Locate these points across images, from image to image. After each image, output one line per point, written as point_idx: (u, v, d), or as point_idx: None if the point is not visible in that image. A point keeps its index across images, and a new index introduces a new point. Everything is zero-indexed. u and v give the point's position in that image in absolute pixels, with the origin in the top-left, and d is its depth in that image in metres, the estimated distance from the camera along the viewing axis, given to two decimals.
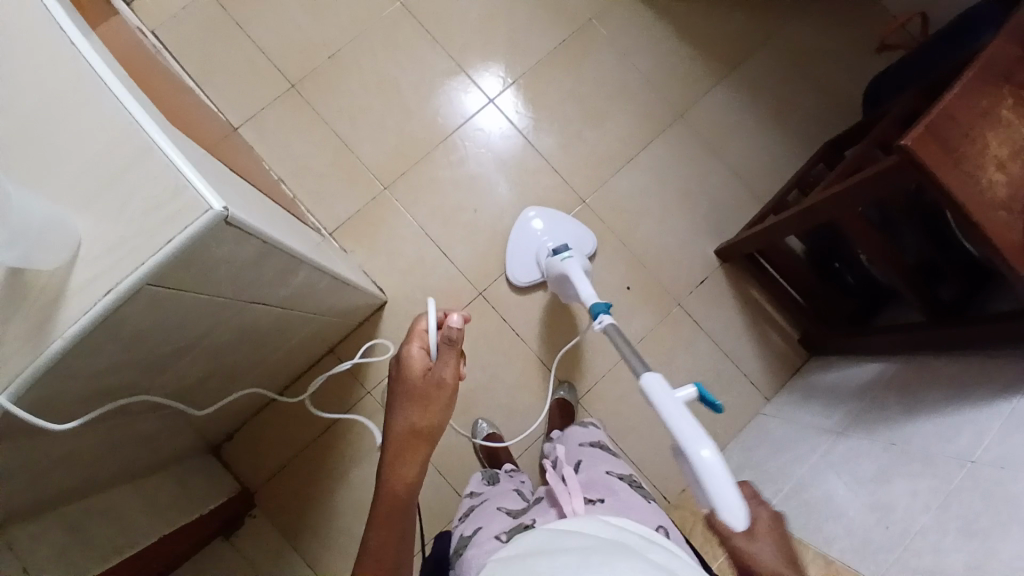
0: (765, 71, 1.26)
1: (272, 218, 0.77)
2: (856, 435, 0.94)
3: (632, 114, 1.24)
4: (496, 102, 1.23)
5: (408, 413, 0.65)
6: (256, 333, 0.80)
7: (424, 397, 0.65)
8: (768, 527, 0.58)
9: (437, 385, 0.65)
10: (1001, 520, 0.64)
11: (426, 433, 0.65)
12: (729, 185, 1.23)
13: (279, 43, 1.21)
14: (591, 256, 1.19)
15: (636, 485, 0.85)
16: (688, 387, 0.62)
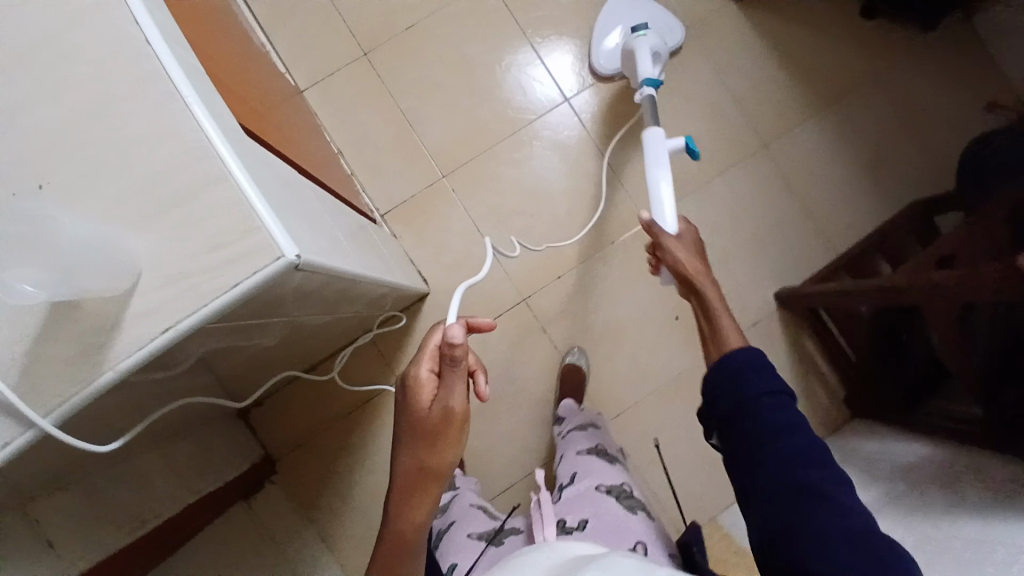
0: (866, 109, 1.17)
1: (333, 223, 0.74)
2: (889, 519, 0.91)
3: (713, 133, 1.16)
4: (571, 101, 1.17)
5: (421, 449, 0.64)
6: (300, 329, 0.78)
7: (432, 430, 0.64)
8: (691, 241, 0.77)
9: (448, 416, 0.64)
10: None
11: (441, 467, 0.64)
12: (803, 228, 1.16)
13: (357, 4, 1.16)
14: (674, 50, 1.17)
15: (624, 496, 0.83)
16: (680, 140, 0.85)
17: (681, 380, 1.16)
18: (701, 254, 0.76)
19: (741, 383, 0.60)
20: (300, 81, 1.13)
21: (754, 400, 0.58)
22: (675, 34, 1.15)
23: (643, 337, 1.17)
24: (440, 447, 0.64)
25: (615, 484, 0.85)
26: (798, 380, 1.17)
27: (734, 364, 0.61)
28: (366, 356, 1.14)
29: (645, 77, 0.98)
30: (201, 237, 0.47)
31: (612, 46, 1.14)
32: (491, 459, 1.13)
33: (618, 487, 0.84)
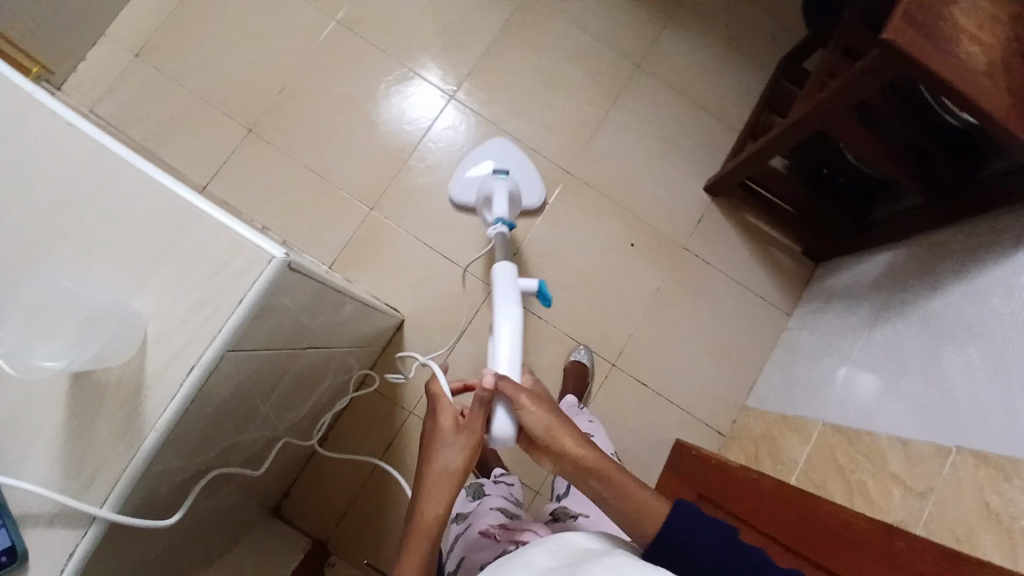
0: (704, 4, 1.28)
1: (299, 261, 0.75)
2: (889, 322, 0.98)
3: (590, 75, 1.25)
4: (458, 97, 1.22)
5: (430, 454, 0.63)
6: (307, 374, 0.78)
7: (451, 438, 0.63)
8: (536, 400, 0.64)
9: (454, 425, 0.64)
10: None
11: (449, 476, 0.63)
12: (702, 121, 1.25)
13: (225, 91, 1.18)
14: (535, 209, 1.20)
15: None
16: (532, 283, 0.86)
17: (662, 297, 1.21)
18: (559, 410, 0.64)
19: (692, 552, 0.52)
20: (201, 180, 1.14)
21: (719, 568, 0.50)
22: (534, 188, 1.19)
23: (612, 274, 1.20)
24: (446, 450, 0.63)
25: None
26: (759, 252, 1.23)
27: (682, 530, 0.53)
28: (372, 403, 1.13)
29: (497, 218, 1.01)
30: (198, 270, 0.47)
31: (473, 179, 1.17)
32: (528, 443, 1.14)
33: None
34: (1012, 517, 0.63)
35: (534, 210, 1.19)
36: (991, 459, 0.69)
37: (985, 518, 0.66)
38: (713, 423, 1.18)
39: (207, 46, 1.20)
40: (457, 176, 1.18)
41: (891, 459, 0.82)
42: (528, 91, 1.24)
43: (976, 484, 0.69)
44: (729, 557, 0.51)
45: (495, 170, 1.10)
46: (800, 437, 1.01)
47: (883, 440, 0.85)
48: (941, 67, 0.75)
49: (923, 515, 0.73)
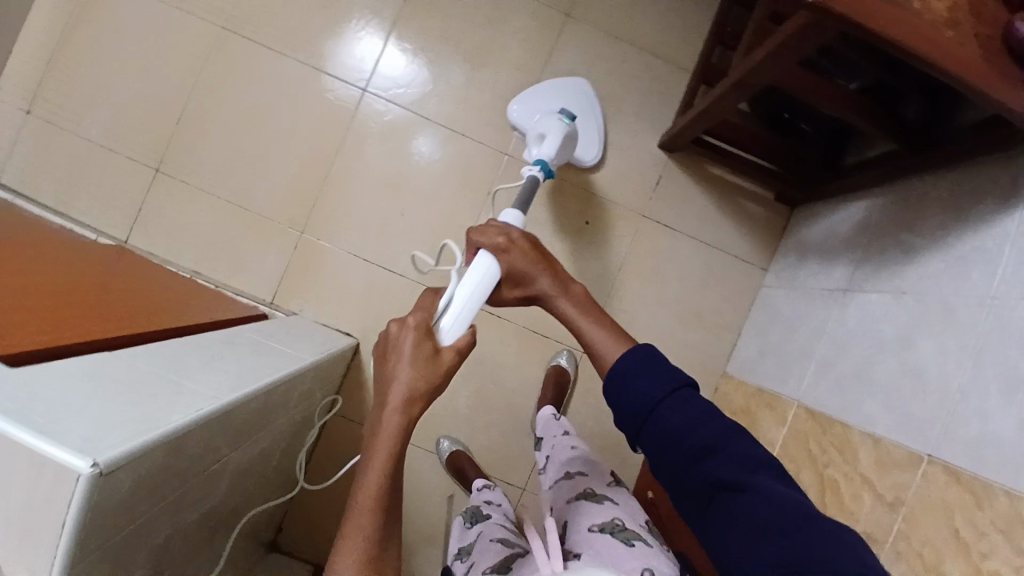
0: None
1: (209, 361, 0.74)
2: (863, 291, 0.89)
3: (515, 38, 1.13)
4: (371, 88, 1.12)
5: (389, 374, 0.60)
6: (247, 463, 0.79)
7: (422, 359, 0.60)
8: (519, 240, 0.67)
9: (425, 347, 0.61)
10: None
11: (408, 399, 0.59)
12: (647, 67, 1.12)
13: (123, 129, 1.09)
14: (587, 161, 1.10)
15: (592, 495, 0.80)
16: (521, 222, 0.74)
17: (626, 273, 1.13)
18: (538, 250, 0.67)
19: (627, 395, 0.53)
20: (124, 234, 1.09)
21: (648, 414, 0.51)
22: (587, 141, 1.09)
23: (567, 260, 1.12)
24: (404, 366, 0.60)
25: (581, 491, 0.82)
26: (725, 205, 1.14)
27: (622, 376, 0.53)
28: (346, 430, 1.12)
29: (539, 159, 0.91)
30: (15, 495, 0.49)
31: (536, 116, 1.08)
32: (504, 442, 1.14)
33: (587, 489, 0.81)
34: (983, 554, 0.59)
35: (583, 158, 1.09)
36: (964, 479, 0.64)
37: (955, 548, 0.62)
38: None
39: (93, 82, 1.09)
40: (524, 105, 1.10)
41: (862, 458, 0.77)
42: (451, 69, 1.13)
43: (947, 508, 0.64)
44: (656, 407, 0.51)
45: (561, 111, 0.98)
46: (775, 416, 0.97)
47: (854, 434, 0.80)
48: (904, 32, 0.60)
49: (894, 531, 0.69)
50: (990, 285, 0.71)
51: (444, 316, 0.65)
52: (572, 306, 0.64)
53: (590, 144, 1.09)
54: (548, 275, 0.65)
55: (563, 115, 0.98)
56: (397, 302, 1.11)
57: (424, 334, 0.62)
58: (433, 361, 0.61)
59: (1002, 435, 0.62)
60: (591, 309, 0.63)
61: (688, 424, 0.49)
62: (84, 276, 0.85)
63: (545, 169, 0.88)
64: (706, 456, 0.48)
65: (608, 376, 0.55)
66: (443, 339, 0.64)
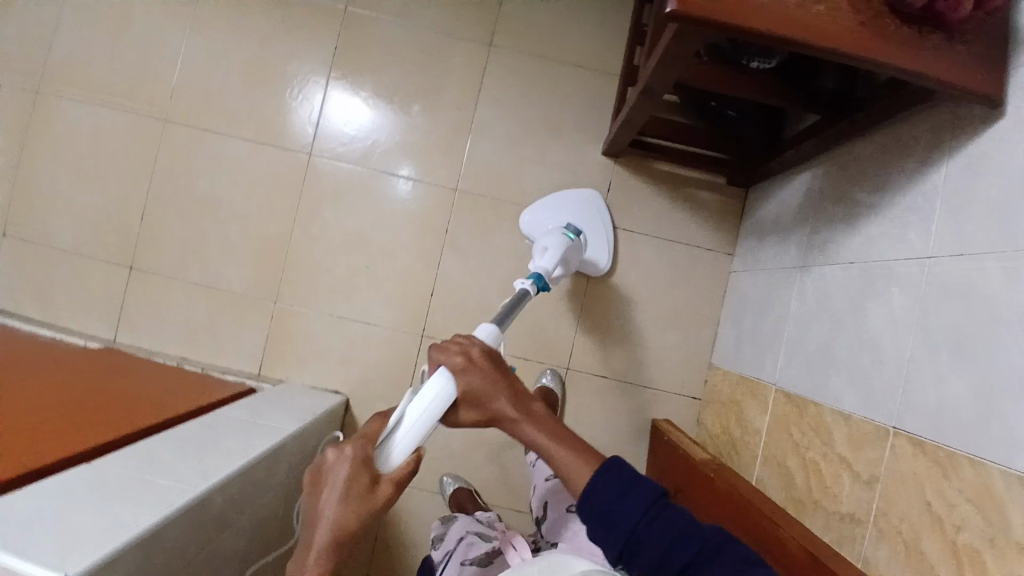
0: None
1: (185, 450, 0.77)
2: (818, 266, 0.89)
3: (444, 78, 1.16)
4: (315, 151, 1.15)
5: (318, 509, 0.54)
6: (242, 539, 0.82)
7: (354, 497, 0.54)
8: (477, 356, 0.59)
9: (358, 483, 0.54)
10: (986, 324, 0.59)
11: (332, 543, 0.53)
12: (577, 83, 1.16)
13: (92, 235, 1.15)
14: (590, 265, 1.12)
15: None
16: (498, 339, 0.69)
17: (593, 284, 1.15)
18: (496, 365, 0.60)
19: (612, 517, 0.50)
20: (110, 334, 1.14)
21: (633, 534, 0.49)
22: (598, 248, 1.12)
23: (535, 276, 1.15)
24: (332, 503, 0.54)
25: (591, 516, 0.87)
26: (679, 200, 1.15)
27: (607, 496, 0.51)
28: None
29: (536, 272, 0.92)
30: None
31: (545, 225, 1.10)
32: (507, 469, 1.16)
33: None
34: (956, 527, 0.58)
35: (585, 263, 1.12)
36: (929, 449, 0.62)
37: (931, 523, 0.61)
38: (682, 391, 1.16)
39: (59, 197, 1.15)
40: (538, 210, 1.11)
41: (837, 437, 0.77)
42: (389, 119, 1.16)
43: (918, 482, 0.63)
44: (642, 529, 0.49)
45: (563, 228, 1.06)
46: (758, 404, 0.96)
47: (827, 414, 0.79)
48: (777, 26, 0.60)
49: (872, 510, 0.68)
50: (924, 243, 0.70)
51: (390, 438, 0.59)
52: (538, 429, 0.56)
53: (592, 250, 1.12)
54: (507, 394, 0.58)
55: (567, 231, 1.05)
56: (377, 352, 1.14)
57: (360, 465, 0.55)
58: (365, 499, 0.54)
59: (955, 401, 0.61)
60: (558, 431, 0.56)
61: (676, 534, 0.49)
62: (73, 383, 0.91)
63: (540, 283, 0.89)
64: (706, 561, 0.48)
65: (586, 513, 0.51)
66: (383, 467, 0.58)
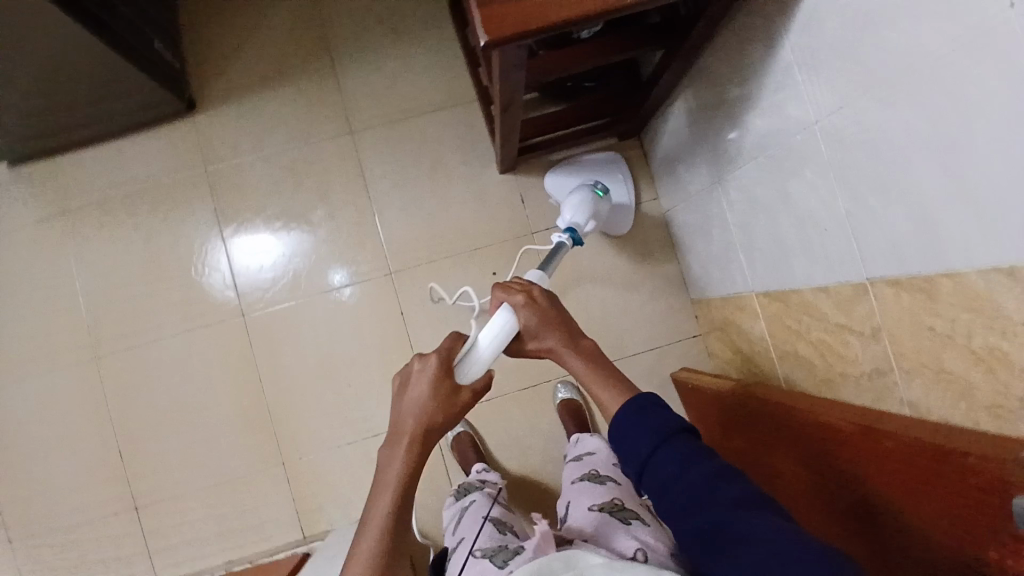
0: (351, 33, 1.20)
1: None
2: (730, 171, 0.94)
3: (327, 182, 1.17)
4: (247, 307, 1.15)
5: (406, 401, 0.63)
6: None
7: (441, 395, 0.63)
8: (543, 295, 0.70)
9: (444, 384, 0.64)
10: (890, 157, 0.63)
11: (418, 426, 0.62)
12: (445, 125, 1.19)
13: (84, 497, 1.11)
14: (623, 222, 1.17)
15: (620, 510, 0.74)
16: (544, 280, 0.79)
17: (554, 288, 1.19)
18: (551, 306, 0.70)
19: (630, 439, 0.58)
20: None
21: (650, 458, 0.55)
22: (622, 215, 1.16)
23: None
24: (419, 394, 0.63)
25: (608, 501, 0.76)
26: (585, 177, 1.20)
27: (629, 418, 0.59)
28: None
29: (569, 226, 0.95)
30: None
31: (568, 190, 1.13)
32: None
33: (613, 501, 0.76)
34: (965, 336, 0.60)
35: (617, 219, 1.16)
36: (906, 283, 0.66)
37: (942, 342, 0.63)
38: (679, 335, 1.20)
39: (34, 480, 1.12)
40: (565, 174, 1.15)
41: (827, 309, 0.81)
42: (298, 243, 1.16)
43: (912, 314, 0.66)
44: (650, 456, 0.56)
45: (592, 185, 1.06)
46: (748, 313, 1.00)
47: (808, 295, 0.83)
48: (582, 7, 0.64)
49: (891, 357, 0.71)
50: (804, 113, 0.74)
51: (467, 353, 0.67)
52: (580, 358, 0.67)
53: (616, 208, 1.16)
54: (560, 335, 0.68)
55: (594, 187, 1.06)
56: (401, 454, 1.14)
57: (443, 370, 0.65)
58: (451, 396, 0.64)
59: (902, 232, 0.65)
60: (601, 364, 0.66)
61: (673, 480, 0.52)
62: None
63: (574, 234, 0.93)
64: (704, 505, 0.50)
65: (613, 433, 0.60)
66: (462, 381, 0.66)
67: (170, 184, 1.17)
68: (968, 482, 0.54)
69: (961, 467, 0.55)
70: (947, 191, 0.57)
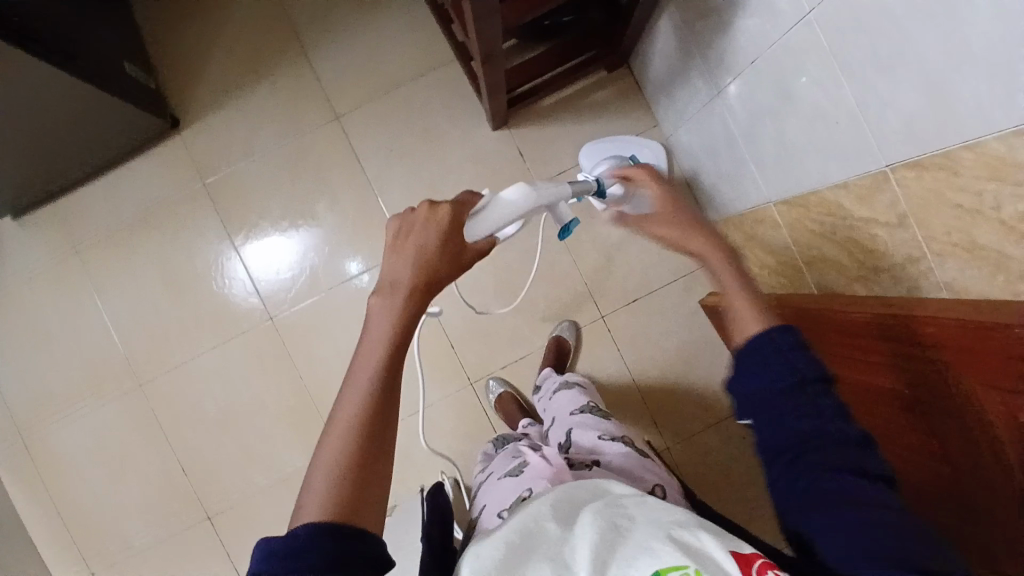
0: (317, 17, 1.17)
1: None
2: (727, 79, 0.90)
3: (323, 173, 1.17)
4: (272, 310, 1.17)
5: (410, 245, 0.55)
6: None
7: (450, 247, 0.57)
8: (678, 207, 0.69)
9: (452, 240, 0.58)
10: (893, 31, 0.59)
11: (422, 273, 0.54)
12: (428, 91, 1.16)
13: (159, 516, 1.17)
14: (645, 217, 1.16)
15: (632, 444, 0.74)
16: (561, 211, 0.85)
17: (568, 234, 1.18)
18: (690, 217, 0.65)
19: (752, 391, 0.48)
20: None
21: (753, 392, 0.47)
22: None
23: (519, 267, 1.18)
24: (426, 241, 0.56)
25: (620, 433, 0.77)
26: (581, 118, 1.17)
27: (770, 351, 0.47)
28: None
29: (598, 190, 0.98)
30: None
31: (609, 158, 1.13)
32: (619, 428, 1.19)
33: (625, 435, 0.76)
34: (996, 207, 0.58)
35: None
36: (927, 163, 0.63)
37: (973, 217, 0.61)
38: (701, 260, 1.19)
39: (110, 508, 1.17)
40: (620, 140, 1.15)
41: (848, 205, 0.78)
42: (308, 238, 1.17)
43: (937, 194, 0.64)
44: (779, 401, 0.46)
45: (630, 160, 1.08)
46: (768, 224, 0.98)
47: (827, 194, 0.81)
48: None
49: (921, 241, 0.69)
50: (796, 2, 0.70)
51: (478, 211, 0.65)
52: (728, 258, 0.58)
53: None
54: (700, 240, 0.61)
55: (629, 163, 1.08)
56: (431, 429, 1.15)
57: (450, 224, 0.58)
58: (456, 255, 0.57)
59: (917, 110, 0.61)
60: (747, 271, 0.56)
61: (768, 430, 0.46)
62: None
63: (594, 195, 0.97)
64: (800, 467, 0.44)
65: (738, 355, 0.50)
66: (467, 238, 0.63)
67: (171, 204, 1.17)
68: (990, 342, 0.54)
69: (980, 326, 0.55)
70: (957, 57, 0.53)
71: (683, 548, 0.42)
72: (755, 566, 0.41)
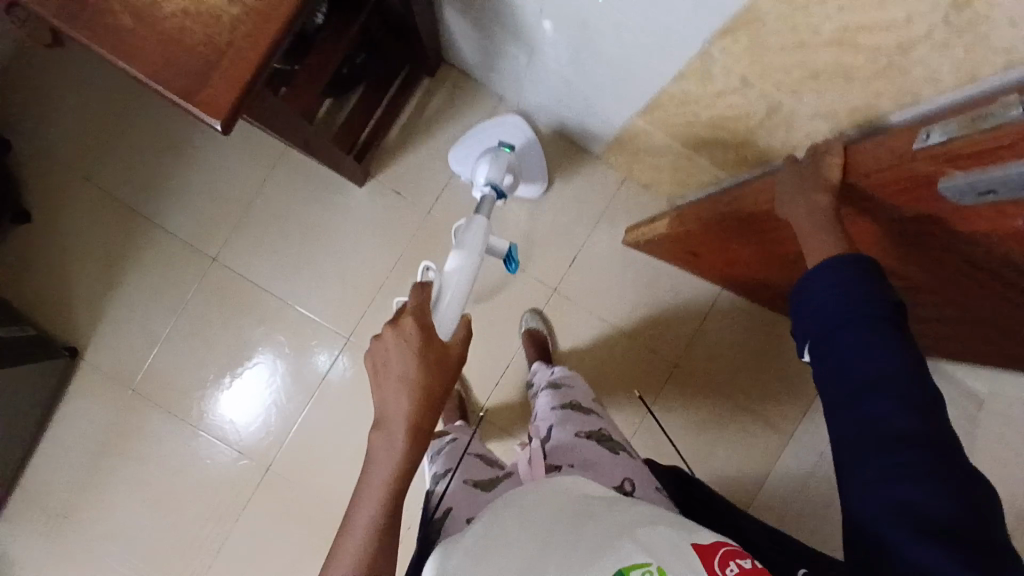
0: (146, 184, 1.14)
1: None
2: (531, 34, 0.88)
3: (237, 315, 1.14)
4: (267, 461, 1.15)
5: (393, 374, 0.62)
6: None
7: (433, 361, 0.64)
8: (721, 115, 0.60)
9: (430, 350, 0.64)
10: None
11: (414, 400, 0.61)
12: (285, 190, 1.15)
13: None
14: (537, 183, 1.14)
15: (606, 440, 0.75)
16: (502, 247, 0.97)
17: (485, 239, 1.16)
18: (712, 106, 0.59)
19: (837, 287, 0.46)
20: None
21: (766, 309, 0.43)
22: (538, 171, 1.13)
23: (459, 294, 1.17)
24: (404, 363, 0.63)
25: (595, 431, 0.77)
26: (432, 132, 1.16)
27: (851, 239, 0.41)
28: None
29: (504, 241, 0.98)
30: None
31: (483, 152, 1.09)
32: (630, 376, 1.19)
33: (599, 430, 0.77)
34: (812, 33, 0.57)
35: (535, 178, 1.13)
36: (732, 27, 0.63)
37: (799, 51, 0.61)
38: (610, 192, 1.19)
39: None
40: (492, 129, 1.10)
41: (695, 91, 0.78)
42: (258, 380, 1.15)
43: (759, 46, 0.63)
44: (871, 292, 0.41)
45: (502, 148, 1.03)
46: (643, 134, 0.98)
47: (673, 89, 0.80)
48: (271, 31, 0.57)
49: (772, 90, 0.69)
50: None
51: (439, 306, 0.76)
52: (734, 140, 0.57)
53: (532, 165, 1.12)
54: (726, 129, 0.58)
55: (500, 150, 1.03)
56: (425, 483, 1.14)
57: (425, 339, 0.65)
58: (438, 365, 0.64)
59: None
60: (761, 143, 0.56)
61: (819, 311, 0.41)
62: None
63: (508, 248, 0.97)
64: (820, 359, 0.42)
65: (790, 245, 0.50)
66: (443, 336, 0.74)
67: (120, 424, 1.14)
68: (904, 179, 0.52)
69: (894, 167, 0.52)
70: None
71: (648, 546, 0.43)
72: (720, 552, 0.43)
